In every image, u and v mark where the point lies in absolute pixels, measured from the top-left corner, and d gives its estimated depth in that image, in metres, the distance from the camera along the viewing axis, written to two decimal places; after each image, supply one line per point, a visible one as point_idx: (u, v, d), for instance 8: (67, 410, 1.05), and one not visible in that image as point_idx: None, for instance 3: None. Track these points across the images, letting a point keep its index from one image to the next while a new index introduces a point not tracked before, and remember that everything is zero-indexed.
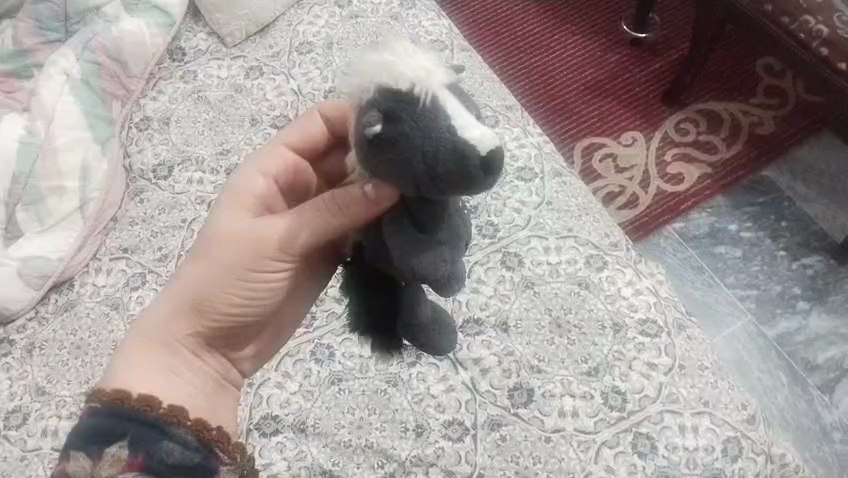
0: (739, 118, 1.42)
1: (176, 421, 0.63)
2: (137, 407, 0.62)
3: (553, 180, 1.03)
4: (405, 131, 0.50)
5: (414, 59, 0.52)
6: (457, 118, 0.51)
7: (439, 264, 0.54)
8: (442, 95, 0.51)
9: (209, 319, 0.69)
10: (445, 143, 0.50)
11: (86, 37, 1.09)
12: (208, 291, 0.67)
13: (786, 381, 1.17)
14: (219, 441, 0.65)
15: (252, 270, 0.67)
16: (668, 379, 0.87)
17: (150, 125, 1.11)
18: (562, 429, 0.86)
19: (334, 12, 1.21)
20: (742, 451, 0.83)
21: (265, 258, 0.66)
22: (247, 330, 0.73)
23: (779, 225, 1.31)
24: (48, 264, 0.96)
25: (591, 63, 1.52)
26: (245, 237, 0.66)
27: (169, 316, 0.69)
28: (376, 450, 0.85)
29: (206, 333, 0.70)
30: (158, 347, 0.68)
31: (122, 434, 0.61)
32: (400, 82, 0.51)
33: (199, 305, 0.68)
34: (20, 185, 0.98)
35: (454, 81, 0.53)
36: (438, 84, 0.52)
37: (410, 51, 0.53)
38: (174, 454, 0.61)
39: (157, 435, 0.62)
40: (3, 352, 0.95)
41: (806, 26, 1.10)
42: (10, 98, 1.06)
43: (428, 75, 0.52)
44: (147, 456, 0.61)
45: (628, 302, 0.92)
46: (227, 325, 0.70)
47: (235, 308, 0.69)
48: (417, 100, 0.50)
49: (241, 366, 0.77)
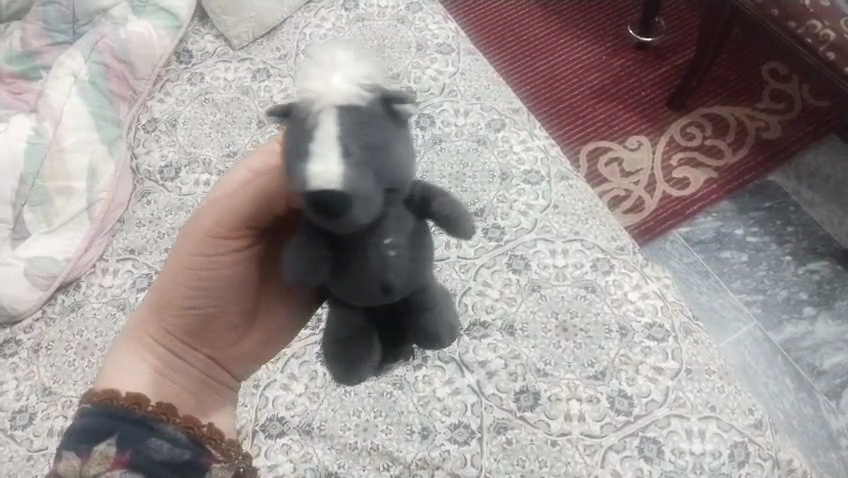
0: (745, 123, 1.41)
1: (165, 418, 0.65)
2: (127, 405, 0.64)
3: (560, 183, 1.02)
4: (288, 135, 0.50)
5: (329, 71, 0.49)
6: (319, 143, 0.46)
7: (307, 275, 0.53)
8: (320, 113, 0.47)
9: (180, 314, 0.70)
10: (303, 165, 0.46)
11: (95, 38, 1.10)
12: (175, 284, 0.69)
13: (792, 386, 1.17)
14: (212, 438, 0.68)
15: (202, 259, 0.67)
16: (675, 383, 0.87)
17: (157, 127, 1.12)
18: (568, 433, 0.86)
19: (341, 14, 1.21)
20: (748, 456, 0.83)
21: (211, 240, 0.66)
22: (228, 328, 0.74)
23: (785, 230, 1.31)
24: (55, 265, 0.96)
25: (596, 67, 1.52)
26: (198, 222, 0.67)
27: (144, 313, 0.71)
28: (381, 453, 0.85)
29: (181, 330, 0.71)
30: (136, 346, 0.70)
31: (111, 432, 0.63)
32: (302, 88, 0.50)
33: (164, 301, 0.69)
34: (27, 186, 0.98)
35: (356, 105, 0.48)
36: (327, 105, 0.48)
37: (336, 61, 0.49)
38: (162, 452, 0.64)
39: (146, 432, 0.64)
40: (9, 352, 0.95)
41: (813, 30, 1.09)
42: (18, 100, 1.07)
43: (323, 92, 0.48)
44: (134, 453, 0.63)
45: (635, 306, 0.92)
46: (200, 322, 0.71)
47: (196, 301, 0.69)
48: (300, 107, 0.49)
49: (230, 367, 0.78)
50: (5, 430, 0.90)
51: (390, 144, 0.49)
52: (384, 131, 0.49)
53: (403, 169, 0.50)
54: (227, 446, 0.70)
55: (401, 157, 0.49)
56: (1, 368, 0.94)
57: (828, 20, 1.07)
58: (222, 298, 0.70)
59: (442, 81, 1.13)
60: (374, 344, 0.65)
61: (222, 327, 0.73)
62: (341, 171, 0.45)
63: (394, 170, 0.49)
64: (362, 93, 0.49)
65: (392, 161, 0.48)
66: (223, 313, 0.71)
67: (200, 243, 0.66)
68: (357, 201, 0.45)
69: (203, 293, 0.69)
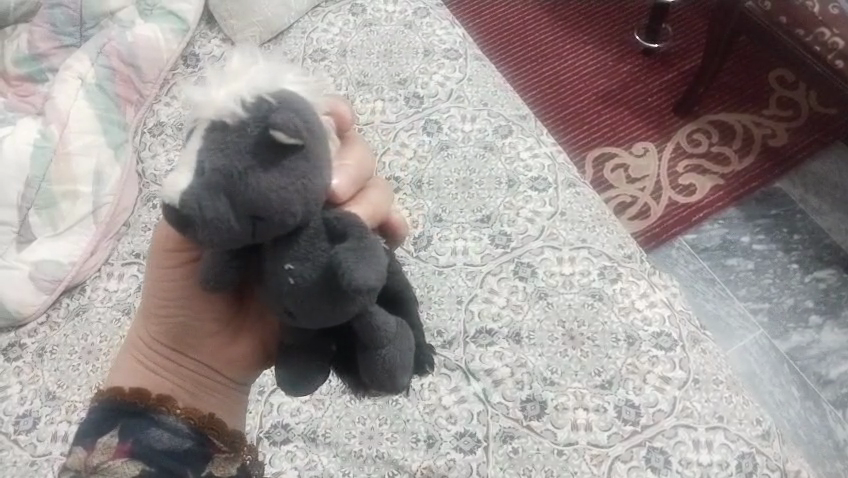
0: (752, 130, 1.41)
1: (166, 410, 0.61)
2: (129, 399, 0.61)
3: (567, 190, 1.02)
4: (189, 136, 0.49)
5: (219, 86, 0.46)
6: (186, 157, 0.45)
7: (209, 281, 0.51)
8: (200, 124, 0.46)
9: (157, 317, 0.61)
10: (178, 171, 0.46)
11: (102, 42, 1.09)
12: (147, 291, 0.60)
13: (798, 395, 1.16)
14: (213, 428, 0.63)
15: (161, 263, 0.58)
16: (682, 393, 0.87)
17: (164, 131, 1.12)
18: (575, 442, 0.85)
19: (348, 19, 1.22)
20: (756, 467, 0.82)
21: (164, 252, 0.57)
22: (214, 331, 0.61)
23: (792, 238, 1.30)
24: (60, 269, 0.96)
25: (603, 72, 1.52)
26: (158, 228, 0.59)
27: (138, 314, 0.64)
28: (386, 461, 0.85)
29: (162, 334, 0.62)
30: (129, 349, 0.64)
31: (113, 424, 0.61)
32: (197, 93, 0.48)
33: (144, 303, 0.62)
34: (33, 190, 0.97)
35: (229, 126, 0.45)
36: (203, 120, 0.46)
37: (234, 76, 0.47)
38: (162, 441, 0.60)
39: (147, 422, 0.61)
40: (13, 356, 0.95)
41: (821, 37, 1.09)
42: (24, 103, 1.07)
43: (202, 104, 0.46)
44: (135, 442, 0.60)
45: (642, 315, 0.92)
46: (174, 327, 0.61)
47: (165, 306, 0.59)
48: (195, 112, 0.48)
49: (230, 376, 0.65)
50: (8, 434, 0.89)
51: (254, 173, 0.44)
52: (248, 158, 0.44)
53: (274, 199, 0.44)
54: (230, 436, 0.64)
55: (269, 186, 0.44)
56: (5, 373, 0.93)
57: (835, 28, 1.07)
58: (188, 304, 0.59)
59: (449, 86, 1.12)
60: (323, 369, 0.58)
61: (202, 335, 0.61)
62: (180, 191, 0.43)
63: (254, 201, 0.43)
64: (236, 113, 0.45)
65: (253, 191, 0.43)
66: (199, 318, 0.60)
67: (158, 248, 0.58)
68: (194, 222, 0.44)
69: (169, 299, 0.59)
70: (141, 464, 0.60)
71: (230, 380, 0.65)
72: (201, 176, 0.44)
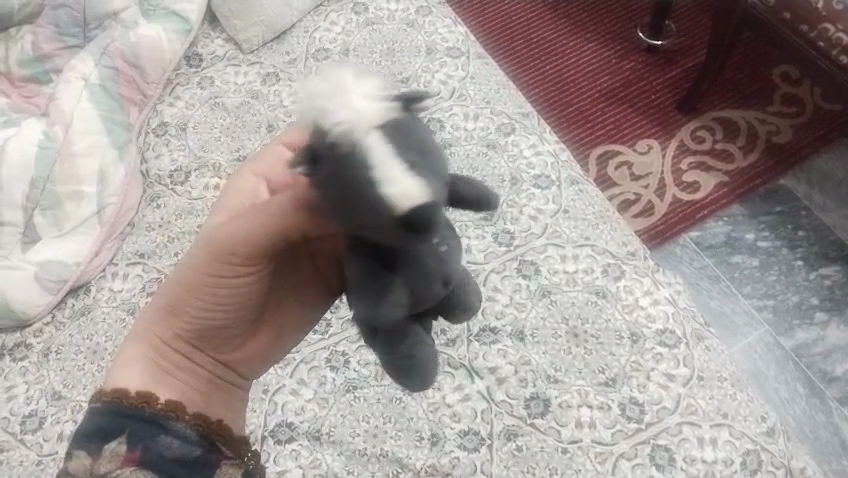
0: (756, 127, 1.41)
1: (175, 416, 0.62)
2: (136, 404, 0.61)
3: (570, 188, 1.02)
4: (329, 177, 0.47)
5: (352, 100, 0.47)
6: (382, 165, 0.45)
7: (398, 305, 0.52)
8: (367, 140, 0.46)
9: (190, 321, 0.65)
10: (360, 192, 0.46)
11: (105, 43, 1.10)
12: (180, 296, 0.63)
13: (804, 392, 1.15)
14: (221, 434, 0.64)
15: (215, 273, 0.60)
16: (687, 390, 0.87)
17: (167, 131, 1.12)
18: (579, 440, 0.85)
19: (351, 18, 1.22)
20: (761, 464, 0.82)
21: (225, 265, 0.59)
22: (241, 330, 0.69)
23: (796, 235, 1.30)
24: (65, 269, 0.96)
25: (607, 70, 1.52)
26: (207, 240, 0.60)
27: (154, 316, 0.66)
28: (391, 459, 0.85)
29: (189, 334, 0.66)
30: (142, 350, 0.66)
31: (120, 431, 0.61)
32: (326, 124, 0.47)
33: (176, 307, 0.64)
34: (37, 190, 0.98)
35: (392, 120, 0.48)
36: (365, 128, 0.46)
37: (344, 88, 0.48)
38: (173, 448, 0.61)
39: (156, 429, 0.61)
40: (20, 356, 0.95)
41: (825, 33, 1.08)
42: (29, 103, 1.08)
43: (361, 121, 0.47)
44: (145, 450, 0.61)
45: (646, 312, 0.92)
46: (209, 329, 0.66)
47: (209, 310, 0.63)
48: (339, 142, 0.47)
49: (238, 369, 0.72)
50: (14, 434, 0.89)
51: (430, 147, 0.49)
52: (421, 139, 0.48)
53: (442, 161, 0.50)
54: (237, 443, 0.66)
55: (436, 150, 0.49)
56: (11, 374, 0.94)
57: (839, 24, 1.06)
58: (235, 309, 0.64)
59: (451, 85, 1.12)
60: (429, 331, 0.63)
61: (231, 332, 0.68)
62: (418, 184, 0.45)
63: (439, 169, 0.49)
64: (386, 106, 0.48)
65: (438, 163, 0.49)
66: (237, 320, 0.66)
67: (214, 259, 0.59)
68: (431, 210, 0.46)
69: (214, 305, 0.63)
70: (151, 473, 0.61)
71: (235, 373, 0.72)
72: (415, 168, 0.46)
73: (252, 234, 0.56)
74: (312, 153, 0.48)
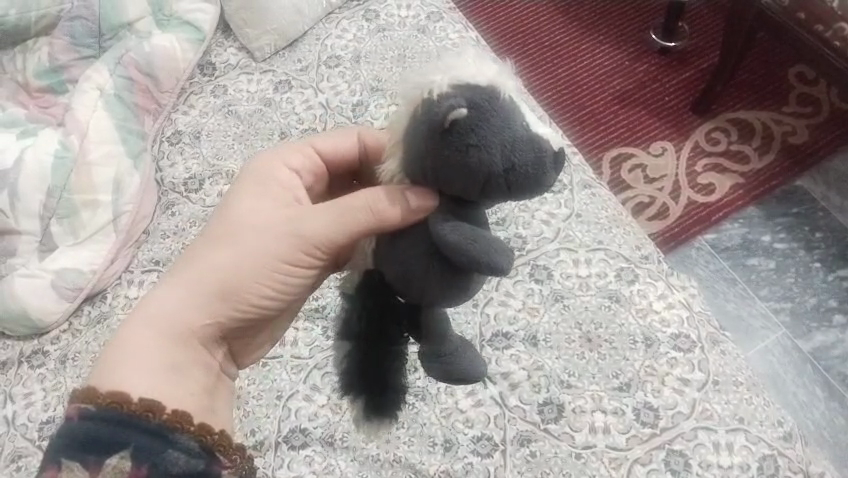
0: (772, 127, 1.39)
1: (181, 427, 0.55)
2: (139, 413, 0.54)
3: (582, 192, 1.02)
4: (485, 125, 0.51)
5: (491, 68, 0.55)
6: (530, 117, 0.54)
7: (503, 248, 0.54)
8: (513, 96, 0.55)
9: (232, 312, 0.63)
10: (519, 134, 0.52)
11: (120, 53, 1.12)
12: (227, 288, 0.62)
13: (823, 396, 1.14)
14: (222, 446, 0.57)
15: (286, 260, 0.62)
16: (702, 395, 0.86)
17: (182, 139, 1.13)
18: (593, 446, 0.85)
19: (362, 25, 1.22)
20: (777, 470, 0.82)
21: (302, 250, 0.62)
22: (253, 327, 0.69)
23: (814, 236, 1.29)
24: (82, 277, 0.98)
25: (620, 72, 1.51)
26: (284, 230, 0.62)
27: (184, 305, 0.62)
28: (404, 465, 0.85)
29: (220, 325, 0.64)
30: (167, 342, 0.61)
31: (120, 444, 0.52)
32: (474, 82, 0.53)
33: (223, 294, 0.62)
34: (54, 199, 1.00)
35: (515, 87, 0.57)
36: (508, 86, 0.55)
37: (477, 59, 0.56)
38: (179, 465, 0.53)
39: (160, 442, 0.53)
40: (37, 363, 0.96)
41: (841, 33, 1.08)
42: (46, 114, 1.09)
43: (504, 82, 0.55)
44: (151, 468, 0.52)
45: (660, 316, 0.91)
46: (244, 321, 0.65)
47: (261, 301, 0.64)
48: (495, 95, 0.53)
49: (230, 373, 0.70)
50: (33, 440, 0.91)
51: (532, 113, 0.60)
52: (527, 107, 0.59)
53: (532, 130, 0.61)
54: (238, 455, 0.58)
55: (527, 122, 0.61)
56: (29, 380, 0.95)
57: None
58: (280, 301, 0.65)
59: None
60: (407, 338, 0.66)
61: (249, 326, 0.67)
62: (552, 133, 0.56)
63: None
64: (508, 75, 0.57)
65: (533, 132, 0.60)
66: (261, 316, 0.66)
67: (292, 247, 0.62)
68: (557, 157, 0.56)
69: (265, 295, 0.64)
70: None
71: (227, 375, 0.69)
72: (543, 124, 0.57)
73: (330, 231, 0.61)
74: (467, 103, 0.52)
